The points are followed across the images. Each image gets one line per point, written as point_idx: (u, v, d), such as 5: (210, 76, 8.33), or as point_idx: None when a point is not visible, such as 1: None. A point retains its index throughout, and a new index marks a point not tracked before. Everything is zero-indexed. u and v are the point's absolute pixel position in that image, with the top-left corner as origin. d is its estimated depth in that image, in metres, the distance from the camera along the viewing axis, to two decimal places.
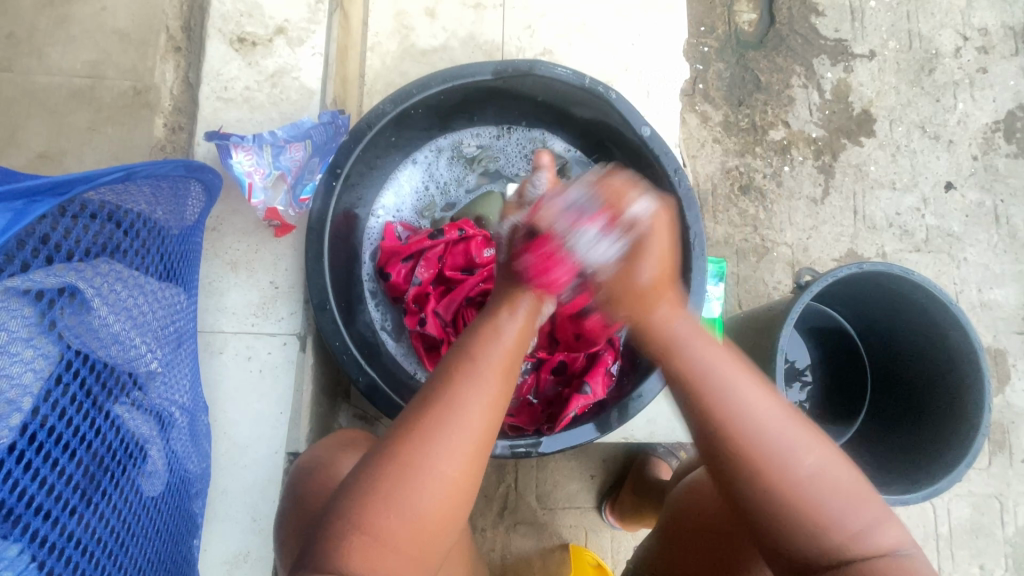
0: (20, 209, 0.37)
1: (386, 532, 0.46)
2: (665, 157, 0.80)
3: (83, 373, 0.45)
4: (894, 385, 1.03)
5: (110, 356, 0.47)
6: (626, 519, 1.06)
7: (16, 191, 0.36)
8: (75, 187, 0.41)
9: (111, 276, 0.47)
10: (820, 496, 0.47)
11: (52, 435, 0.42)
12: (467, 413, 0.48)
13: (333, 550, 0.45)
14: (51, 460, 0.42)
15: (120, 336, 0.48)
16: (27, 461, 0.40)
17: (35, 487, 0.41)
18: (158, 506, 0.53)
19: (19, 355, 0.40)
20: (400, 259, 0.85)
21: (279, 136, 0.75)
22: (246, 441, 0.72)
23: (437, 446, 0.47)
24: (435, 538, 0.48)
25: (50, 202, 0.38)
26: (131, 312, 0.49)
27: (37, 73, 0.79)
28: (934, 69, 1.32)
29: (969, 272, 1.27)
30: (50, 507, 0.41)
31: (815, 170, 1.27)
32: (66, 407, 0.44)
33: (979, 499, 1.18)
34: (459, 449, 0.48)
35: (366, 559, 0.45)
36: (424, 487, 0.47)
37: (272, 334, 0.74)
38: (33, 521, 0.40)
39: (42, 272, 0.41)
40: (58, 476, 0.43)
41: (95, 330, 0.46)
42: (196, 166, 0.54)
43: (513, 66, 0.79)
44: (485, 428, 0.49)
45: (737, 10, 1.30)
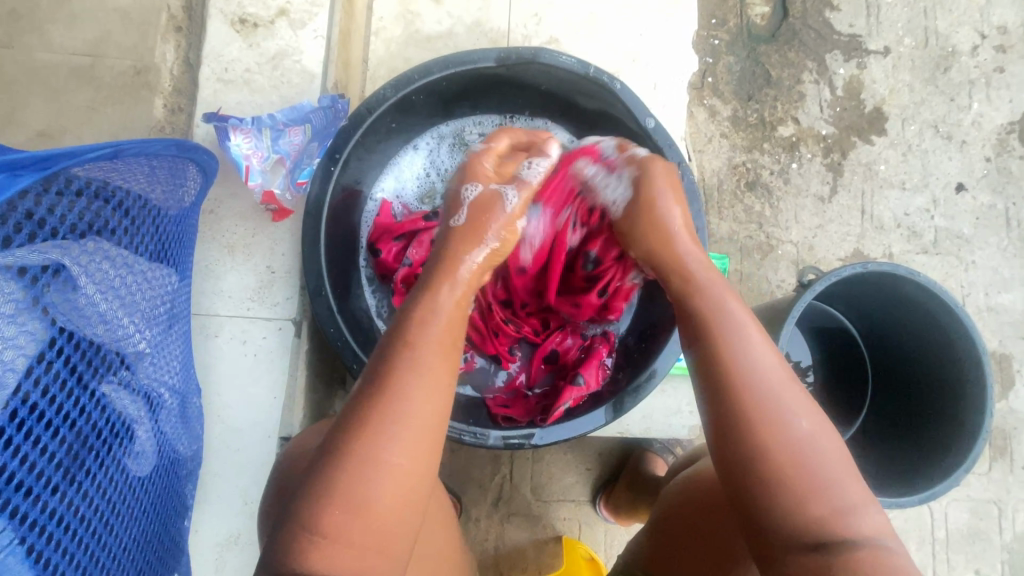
0: (1, 182, 0.36)
1: (341, 531, 0.46)
2: (671, 149, 0.79)
3: (68, 352, 0.45)
4: (895, 387, 1.02)
5: (97, 335, 0.47)
6: (619, 512, 1.06)
7: None
8: (60, 162, 0.40)
9: (98, 254, 0.46)
10: (811, 463, 0.49)
11: (35, 412, 0.42)
12: (412, 402, 0.50)
13: (285, 550, 0.46)
14: (32, 437, 0.42)
15: (107, 316, 0.47)
16: (8, 437, 0.40)
17: (17, 464, 0.40)
18: (146, 486, 0.53)
19: (2, 332, 0.40)
20: (391, 237, 0.86)
21: (278, 118, 0.74)
22: (239, 424, 0.72)
23: (381, 436, 0.49)
24: (392, 529, 0.48)
25: (32, 176, 0.37)
26: (119, 291, 0.48)
27: (38, 51, 0.79)
28: (950, 68, 1.29)
29: (978, 275, 1.25)
30: (32, 484, 0.41)
31: (823, 168, 1.25)
32: (50, 384, 0.43)
33: (977, 504, 1.17)
34: (403, 440, 0.49)
35: (320, 556, 0.46)
36: (371, 480, 0.48)
37: (267, 319, 0.74)
38: (14, 497, 0.40)
39: (26, 249, 0.40)
40: (39, 453, 0.42)
41: (82, 309, 0.45)
42: (190, 146, 0.53)
43: (517, 53, 0.78)
44: (428, 417, 0.51)
45: (749, 3, 1.28)
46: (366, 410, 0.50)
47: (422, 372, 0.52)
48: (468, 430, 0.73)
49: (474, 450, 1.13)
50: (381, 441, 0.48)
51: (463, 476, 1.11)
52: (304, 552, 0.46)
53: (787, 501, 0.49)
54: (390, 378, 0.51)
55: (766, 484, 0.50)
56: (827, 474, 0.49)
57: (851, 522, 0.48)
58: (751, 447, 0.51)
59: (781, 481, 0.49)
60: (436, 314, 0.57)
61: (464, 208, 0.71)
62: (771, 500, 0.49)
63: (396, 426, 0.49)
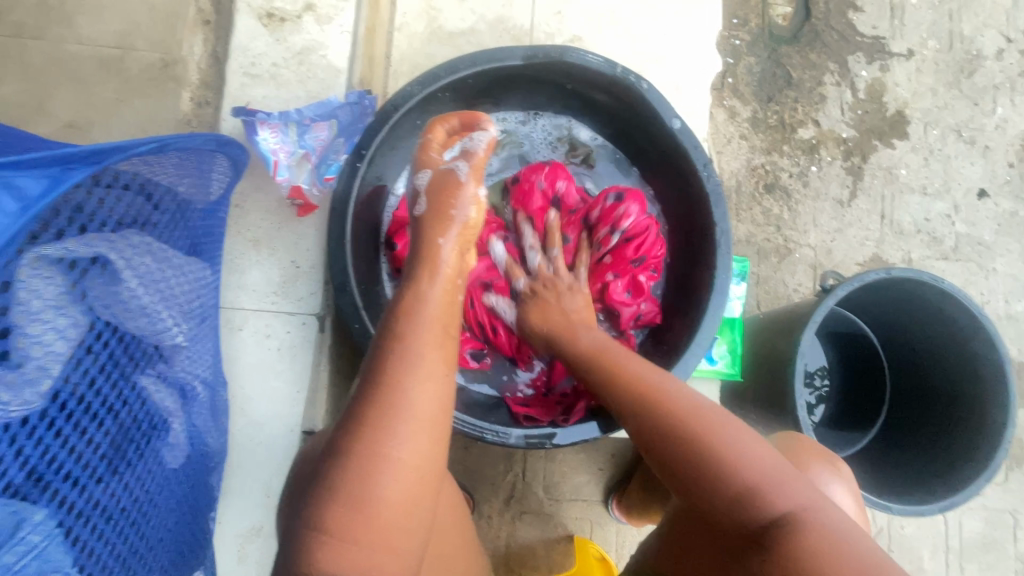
0: (55, 176, 0.37)
1: (349, 529, 0.46)
2: (696, 151, 0.79)
3: (112, 344, 0.46)
4: (913, 394, 1.01)
5: (138, 328, 0.48)
6: (631, 513, 1.06)
7: (54, 159, 0.36)
8: (111, 156, 0.40)
9: (141, 249, 0.47)
10: (724, 442, 0.54)
11: (83, 404, 0.43)
12: (413, 397, 0.50)
13: (297, 547, 0.47)
14: (80, 428, 0.42)
15: (148, 309, 0.48)
16: (58, 427, 0.40)
17: (65, 453, 0.41)
18: (179, 478, 0.53)
19: (51, 323, 0.40)
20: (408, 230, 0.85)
21: (305, 114, 0.74)
22: (263, 418, 0.72)
23: (388, 433, 0.48)
24: (398, 529, 0.48)
25: (85, 170, 0.38)
26: (160, 285, 0.49)
27: (67, 42, 0.79)
28: (974, 71, 1.27)
29: (998, 283, 1.23)
30: (79, 474, 0.42)
31: (843, 172, 1.24)
32: (98, 376, 0.44)
33: (992, 514, 1.16)
34: (411, 436, 0.49)
35: (329, 552, 0.46)
36: (378, 478, 0.47)
37: (291, 313, 0.75)
38: (62, 487, 0.41)
39: (76, 241, 0.41)
40: (86, 443, 0.43)
41: (125, 301, 0.46)
42: (227, 141, 0.54)
43: (544, 51, 0.77)
44: (432, 414, 0.51)
45: (771, 3, 1.26)
46: (368, 408, 0.49)
47: (417, 365, 0.51)
48: (491, 429, 0.73)
49: (487, 448, 1.13)
50: (380, 442, 0.48)
51: (476, 473, 1.12)
52: (315, 550, 0.46)
53: (716, 482, 0.52)
54: (388, 375, 0.51)
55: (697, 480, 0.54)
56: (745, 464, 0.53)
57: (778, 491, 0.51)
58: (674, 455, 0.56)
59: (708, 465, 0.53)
60: (421, 314, 0.55)
61: (423, 194, 0.65)
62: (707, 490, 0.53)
63: (398, 424, 0.49)
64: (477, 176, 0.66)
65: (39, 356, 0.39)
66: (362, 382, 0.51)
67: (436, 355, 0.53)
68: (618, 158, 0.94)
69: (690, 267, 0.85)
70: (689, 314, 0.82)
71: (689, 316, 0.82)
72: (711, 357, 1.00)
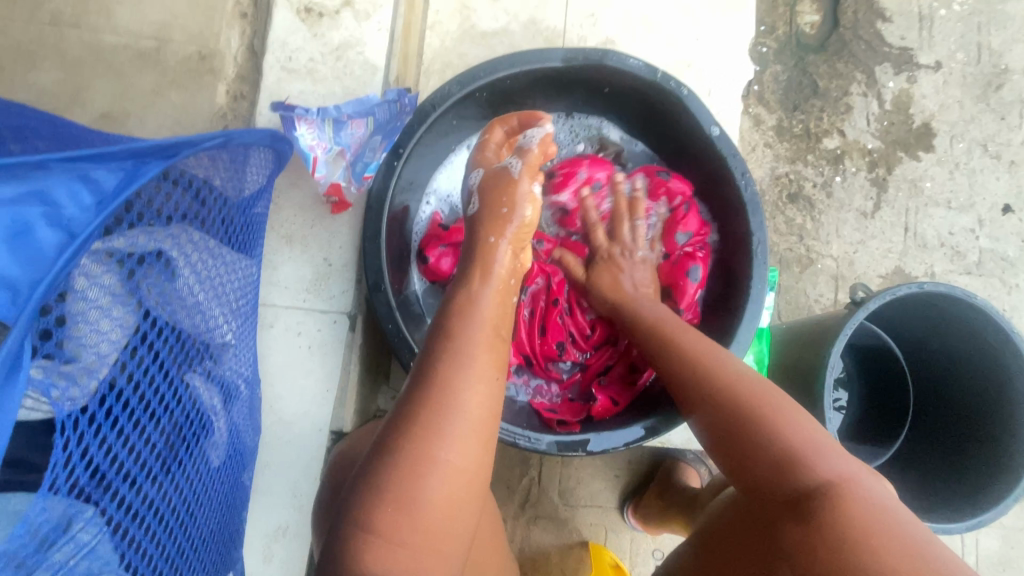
0: (131, 169, 0.40)
1: (395, 529, 0.45)
2: (735, 159, 0.78)
3: (169, 340, 0.45)
4: (938, 410, 0.99)
5: (192, 325, 0.48)
6: (648, 521, 1.04)
7: (131, 154, 0.39)
8: (182, 151, 0.43)
9: (201, 247, 0.48)
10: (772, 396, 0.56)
11: (140, 399, 0.42)
12: (464, 397, 0.49)
13: (342, 546, 0.46)
14: (137, 424, 0.42)
15: (202, 305, 0.49)
16: (119, 423, 0.40)
17: (125, 450, 0.41)
18: (221, 477, 0.53)
19: (112, 312, 0.40)
20: (439, 242, 0.84)
21: (343, 110, 0.73)
22: (292, 417, 0.72)
23: (438, 432, 0.48)
24: (444, 532, 0.47)
25: (158, 165, 0.41)
26: (213, 282, 0.50)
27: (104, 32, 0.79)
28: (1002, 85, 1.26)
29: (1021, 299, 1.22)
30: (135, 472, 0.41)
31: (867, 183, 1.23)
32: (155, 372, 0.44)
33: (1009, 533, 1.15)
34: (460, 438, 0.48)
35: (374, 553, 0.45)
36: (425, 477, 0.46)
37: (323, 311, 0.74)
38: (120, 486, 0.40)
39: (145, 234, 0.42)
40: (143, 440, 0.42)
41: (181, 296, 0.46)
42: (279, 137, 0.56)
43: (584, 54, 0.77)
44: (484, 417, 0.50)
45: (799, 11, 1.25)
46: (417, 406, 0.49)
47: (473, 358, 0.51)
48: (521, 435, 0.73)
49: (504, 451, 1.12)
50: (431, 441, 0.47)
51: (492, 476, 1.11)
52: (360, 549, 0.45)
53: (762, 437, 0.53)
54: (439, 369, 0.50)
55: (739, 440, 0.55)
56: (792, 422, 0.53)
57: (819, 457, 0.50)
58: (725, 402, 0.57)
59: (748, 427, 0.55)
60: (477, 312, 0.55)
61: (476, 193, 0.66)
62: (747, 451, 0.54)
63: (450, 424, 0.48)
64: (530, 172, 0.65)
65: (101, 348, 0.39)
66: (414, 378, 0.51)
67: (490, 349, 0.53)
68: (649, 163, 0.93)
69: (726, 274, 0.83)
70: (722, 324, 0.81)
71: (722, 327, 0.80)
72: None
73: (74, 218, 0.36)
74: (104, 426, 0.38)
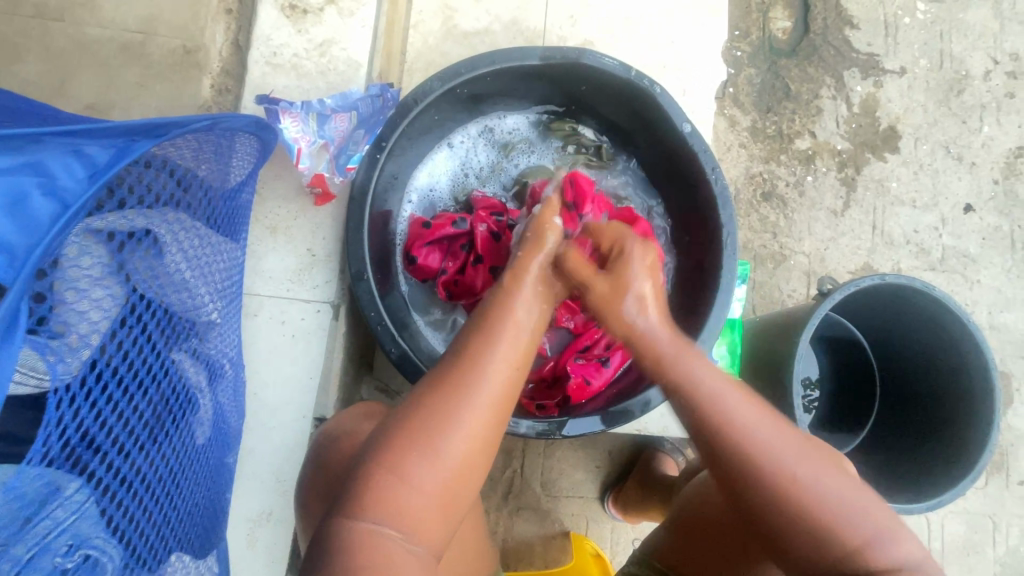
0: (121, 146, 0.41)
1: (418, 476, 0.49)
2: (706, 154, 0.81)
3: (157, 314, 0.47)
4: (903, 398, 1.04)
5: (180, 302, 0.50)
6: (628, 510, 1.07)
7: (121, 130, 0.40)
8: (169, 131, 0.45)
9: (187, 227, 0.50)
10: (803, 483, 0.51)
11: (129, 369, 0.44)
12: (496, 370, 0.54)
13: (359, 482, 0.49)
14: (127, 394, 0.44)
15: (188, 283, 0.51)
16: (109, 391, 0.42)
17: (114, 418, 0.42)
18: (206, 455, 0.54)
19: (101, 283, 0.42)
20: (423, 242, 0.85)
21: (327, 103, 0.75)
22: (275, 404, 0.73)
23: (474, 394, 0.52)
24: (455, 483, 0.51)
25: (148, 142, 0.42)
26: (200, 262, 0.52)
27: (89, 25, 0.79)
28: (963, 90, 1.33)
29: (981, 294, 1.28)
30: (124, 440, 0.43)
31: (837, 182, 1.28)
32: (142, 344, 0.45)
33: (972, 518, 1.20)
34: (490, 404, 0.53)
35: (389, 491, 0.48)
36: (453, 433, 0.50)
37: (307, 300, 0.75)
38: (110, 451, 0.41)
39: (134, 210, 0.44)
40: (131, 409, 0.44)
41: (168, 273, 0.48)
42: (264, 125, 0.58)
43: (562, 53, 0.80)
44: (511, 388, 0.55)
45: (772, 17, 1.30)
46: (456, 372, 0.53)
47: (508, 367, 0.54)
48: None
49: None
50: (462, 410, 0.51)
51: None
52: (380, 488, 0.48)
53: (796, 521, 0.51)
54: (479, 348, 0.55)
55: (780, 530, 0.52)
56: (835, 511, 0.51)
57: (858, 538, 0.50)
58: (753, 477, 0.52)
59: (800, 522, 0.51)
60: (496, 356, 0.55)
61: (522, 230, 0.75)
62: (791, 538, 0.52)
63: (483, 392, 0.53)
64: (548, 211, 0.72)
65: (92, 317, 0.41)
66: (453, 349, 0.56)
67: (516, 345, 0.57)
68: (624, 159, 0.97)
69: (699, 264, 0.86)
70: (694, 313, 0.84)
71: (693, 316, 0.84)
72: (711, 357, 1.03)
73: (69, 190, 0.38)
74: (94, 391, 0.40)
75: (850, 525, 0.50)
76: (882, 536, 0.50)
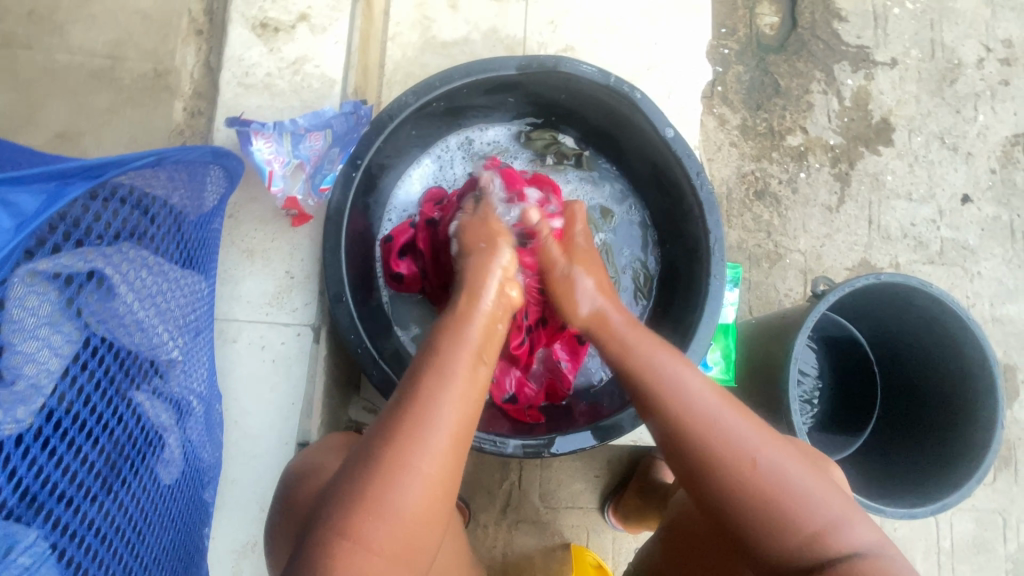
0: (53, 191, 0.39)
1: (369, 535, 0.47)
2: (689, 159, 0.79)
3: (106, 359, 0.46)
4: (905, 397, 1.01)
5: (133, 343, 0.48)
6: (628, 520, 1.05)
7: (52, 174, 0.38)
8: (109, 171, 0.42)
9: (139, 264, 0.48)
10: (763, 472, 0.52)
11: (76, 421, 0.43)
12: (443, 415, 0.52)
13: (319, 552, 0.47)
14: (73, 447, 0.42)
15: (143, 323, 0.49)
16: (52, 447, 0.41)
17: (59, 474, 0.41)
18: (175, 496, 0.53)
19: (40, 335, 0.40)
20: (396, 256, 0.86)
21: (300, 123, 0.73)
22: (257, 431, 0.72)
23: (420, 446, 0.50)
24: (415, 534, 0.49)
25: (83, 185, 0.40)
26: (155, 299, 0.50)
27: (58, 52, 0.79)
28: (956, 80, 1.30)
29: (983, 286, 1.26)
30: (72, 494, 0.42)
31: (831, 178, 1.26)
32: (90, 392, 0.44)
33: (982, 515, 1.17)
34: (436, 454, 0.51)
35: (352, 560, 0.47)
36: (403, 488, 0.49)
37: (287, 324, 0.74)
38: (55, 508, 0.40)
39: (73, 256, 0.42)
40: (78, 462, 0.43)
41: (118, 315, 0.46)
42: (223, 152, 0.55)
43: (538, 62, 0.78)
44: (459, 431, 0.53)
45: (759, 13, 1.29)
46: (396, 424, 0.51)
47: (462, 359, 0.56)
48: (487, 438, 0.73)
49: (484, 457, 1.12)
50: (415, 448, 0.50)
51: (471, 483, 1.11)
52: (335, 555, 0.47)
53: (774, 525, 0.51)
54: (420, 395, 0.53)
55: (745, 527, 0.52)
56: (806, 498, 0.51)
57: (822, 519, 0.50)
58: (718, 469, 0.53)
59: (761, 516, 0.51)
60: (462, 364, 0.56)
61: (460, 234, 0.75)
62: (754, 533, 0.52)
63: (429, 434, 0.51)
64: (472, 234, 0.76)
65: (30, 373, 0.39)
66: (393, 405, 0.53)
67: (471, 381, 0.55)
68: (605, 164, 0.95)
69: (687, 273, 0.85)
70: (684, 323, 0.82)
71: (683, 324, 0.82)
72: (706, 363, 1.02)
73: None
74: (34, 447, 0.39)
75: (815, 508, 0.51)
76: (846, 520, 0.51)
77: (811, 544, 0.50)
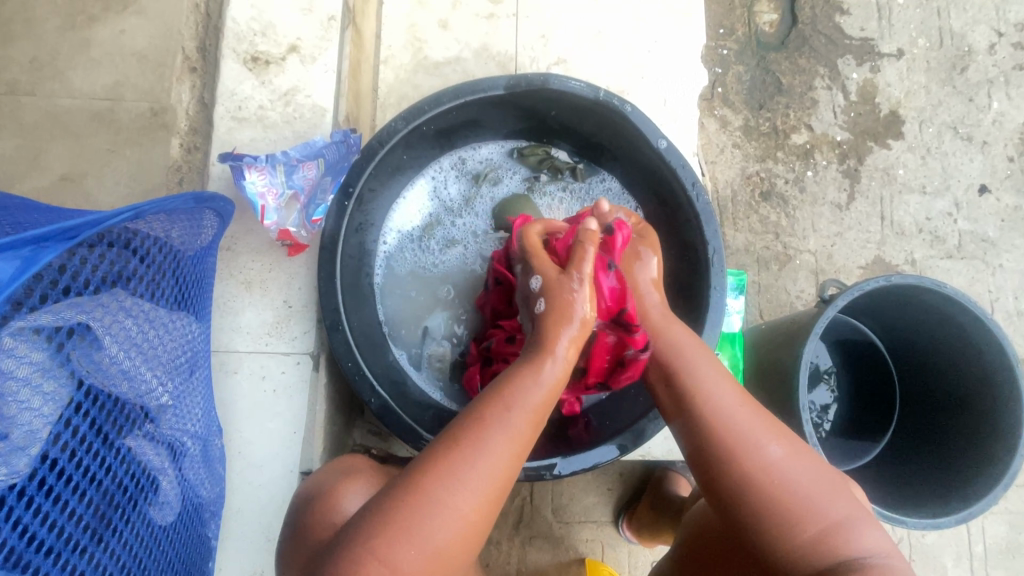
0: (28, 256, 0.39)
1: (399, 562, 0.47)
2: (684, 170, 0.78)
3: (92, 413, 0.47)
4: (929, 400, 0.97)
5: (121, 392, 0.50)
6: (643, 534, 1.03)
7: (27, 239, 0.38)
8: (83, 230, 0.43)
9: (125, 315, 0.49)
10: (766, 480, 0.53)
11: (64, 478, 0.44)
12: (456, 497, 0.49)
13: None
14: (60, 502, 0.44)
15: (130, 372, 0.50)
16: (37, 505, 0.42)
17: (46, 531, 0.43)
18: (169, 535, 0.55)
19: (26, 402, 0.41)
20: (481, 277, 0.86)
21: (291, 154, 0.74)
22: (261, 461, 0.72)
23: (428, 511, 0.48)
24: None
25: (57, 248, 0.40)
26: (142, 346, 0.51)
27: (60, 96, 0.81)
28: (967, 67, 1.26)
29: (1006, 279, 1.21)
30: (59, 548, 0.44)
31: (839, 175, 1.23)
32: (75, 447, 0.45)
33: (1016, 517, 1.13)
34: (448, 518, 0.49)
35: None
36: (410, 548, 0.47)
37: (286, 354, 0.75)
38: (43, 564, 0.42)
39: (50, 314, 0.42)
40: (66, 517, 0.44)
41: (105, 367, 0.48)
42: (207, 197, 0.56)
43: (526, 80, 0.77)
44: (484, 497, 0.50)
45: (757, 11, 1.26)
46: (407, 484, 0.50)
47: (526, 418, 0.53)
48: None
49: None
50: (422, 506, 0.48)
51: None
52: None
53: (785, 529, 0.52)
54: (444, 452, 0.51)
55: (753, 540, 0.54)
56: (811, 503, 0.52)
57: (808, 513, 0.52)
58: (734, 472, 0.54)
59: (759, 502, 0.53)
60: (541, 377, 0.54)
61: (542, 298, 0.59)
62: (758, 533, 0.53)
63: (446, 494, 0.49)
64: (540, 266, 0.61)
65: (18, 437, 0.40)
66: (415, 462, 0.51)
67: (513, 438, 0.52)
68: (602, 175, 0.94)
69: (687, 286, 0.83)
70: None
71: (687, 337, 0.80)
72: None
73: None
74: (18, 509, 0.40)
75: (816, 511, 0.52)
76: (846, 523, 0.52)
77: (812, 546, 0.51)
